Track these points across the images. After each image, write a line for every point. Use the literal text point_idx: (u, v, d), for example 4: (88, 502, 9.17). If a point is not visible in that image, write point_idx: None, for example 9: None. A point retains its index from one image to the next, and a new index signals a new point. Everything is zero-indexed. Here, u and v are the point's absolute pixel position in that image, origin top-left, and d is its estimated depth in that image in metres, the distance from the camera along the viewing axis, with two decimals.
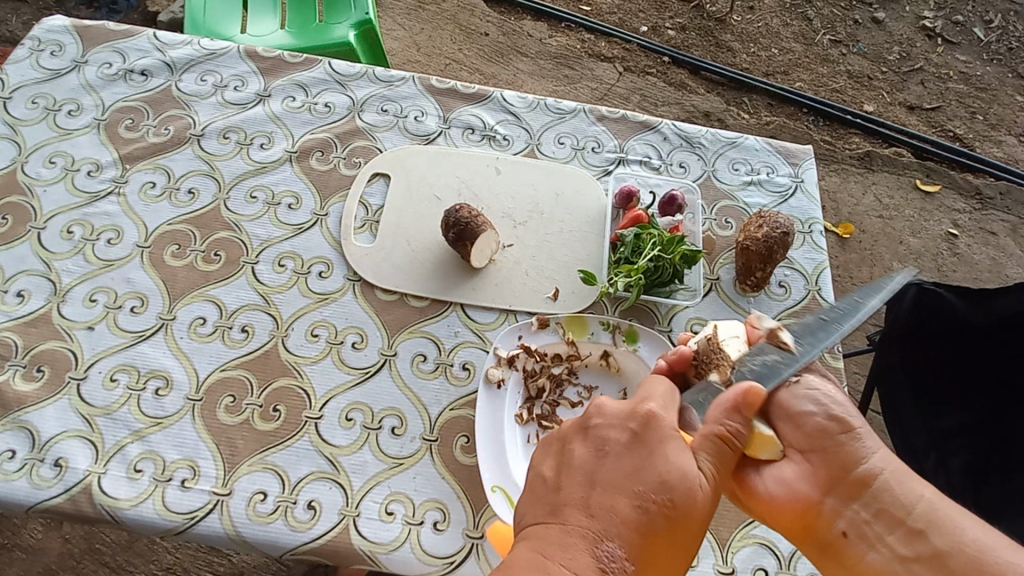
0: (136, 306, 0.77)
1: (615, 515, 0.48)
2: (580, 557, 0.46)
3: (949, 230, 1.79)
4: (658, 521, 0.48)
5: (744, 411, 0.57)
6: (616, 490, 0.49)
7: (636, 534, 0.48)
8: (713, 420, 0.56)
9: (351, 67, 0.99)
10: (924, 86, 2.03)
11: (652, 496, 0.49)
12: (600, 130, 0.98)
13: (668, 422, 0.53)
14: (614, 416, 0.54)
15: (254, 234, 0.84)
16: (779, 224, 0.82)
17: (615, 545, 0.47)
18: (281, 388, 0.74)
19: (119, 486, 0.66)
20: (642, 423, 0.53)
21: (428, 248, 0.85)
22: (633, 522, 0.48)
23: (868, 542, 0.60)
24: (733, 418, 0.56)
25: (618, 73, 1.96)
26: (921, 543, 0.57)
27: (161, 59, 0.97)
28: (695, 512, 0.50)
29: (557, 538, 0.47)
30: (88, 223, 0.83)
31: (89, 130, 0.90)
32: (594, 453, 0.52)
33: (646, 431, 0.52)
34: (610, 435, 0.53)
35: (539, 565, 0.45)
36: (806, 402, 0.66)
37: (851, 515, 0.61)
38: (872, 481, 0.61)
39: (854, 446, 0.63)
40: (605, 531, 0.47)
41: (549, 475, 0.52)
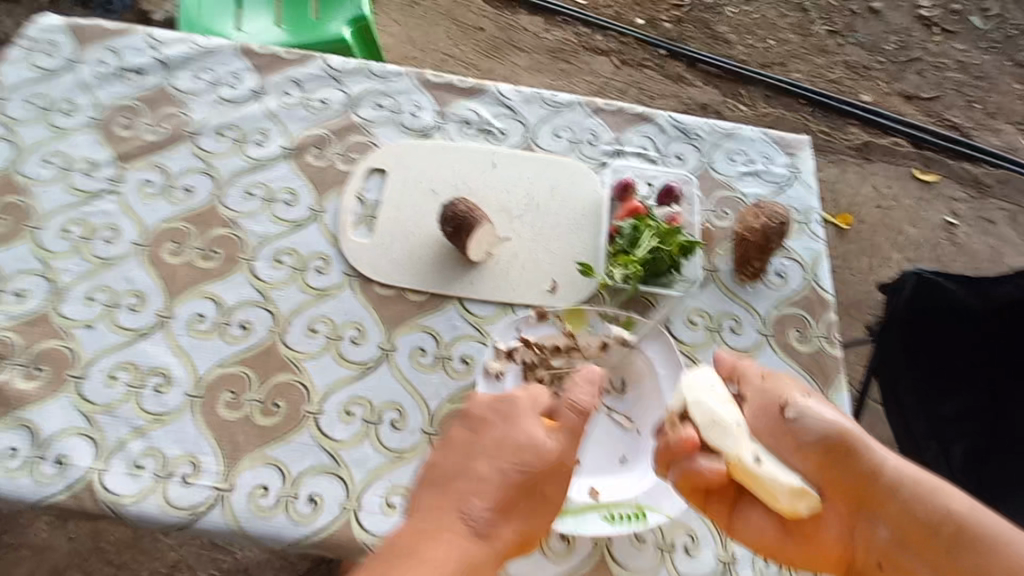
0: (136, 304, 0.77)
1: (482, 478, 0.61)
2: (452, 512, 0.60)
3: (948, 219, 1.79)
4: (514, 484, 0.62)
5: (593, 383, 0.67)
6: (483, 459, 0.62)
7: (495, 494, 0.61)
8: (569, 391, 0.66)
9: (346, 62, 0.99)
10: (922, 76, 2.02)
11: (515, 461, 0.62)
12: (597, 123, 0.98)
13: (526, 400, 0.66)
14: (486, 402, 0.66)
15: (251, 231, 0.84)
16: (777, 214, 0.83)
17: (480, 502, 0.60)
18: (281, 383, 0.74)
19: (121, 482, 0.66)
20: (508, 401, 0.66)
21: (426, 243, 0.85)
22: (493, 489, 0.61)
23: (900, 561, 0.62)
24: (582, 388, 0.66)
25: (615, 66, 1.96)
26: (945, 560, 0.60)
27: (155, 57, 0.97)
28: (553, 470, 0.63)
29: (449, 513, 0.60)
30: (86, 222, 0.83)
31: (85, 130, 0.90)
32: (468, 433, 0.65)
33: (508, 409, 0.65)
34: (483, 417, 0.65)
35: (430, 531, 0.58)
36: (806, 432, 0.66)
37: (877, 538, 0.64)
38: (891, 502, 0.64)
39: (865, 464, 0.65)
40: (474, 494, 0.61)
41: (435, 460, 0.65)
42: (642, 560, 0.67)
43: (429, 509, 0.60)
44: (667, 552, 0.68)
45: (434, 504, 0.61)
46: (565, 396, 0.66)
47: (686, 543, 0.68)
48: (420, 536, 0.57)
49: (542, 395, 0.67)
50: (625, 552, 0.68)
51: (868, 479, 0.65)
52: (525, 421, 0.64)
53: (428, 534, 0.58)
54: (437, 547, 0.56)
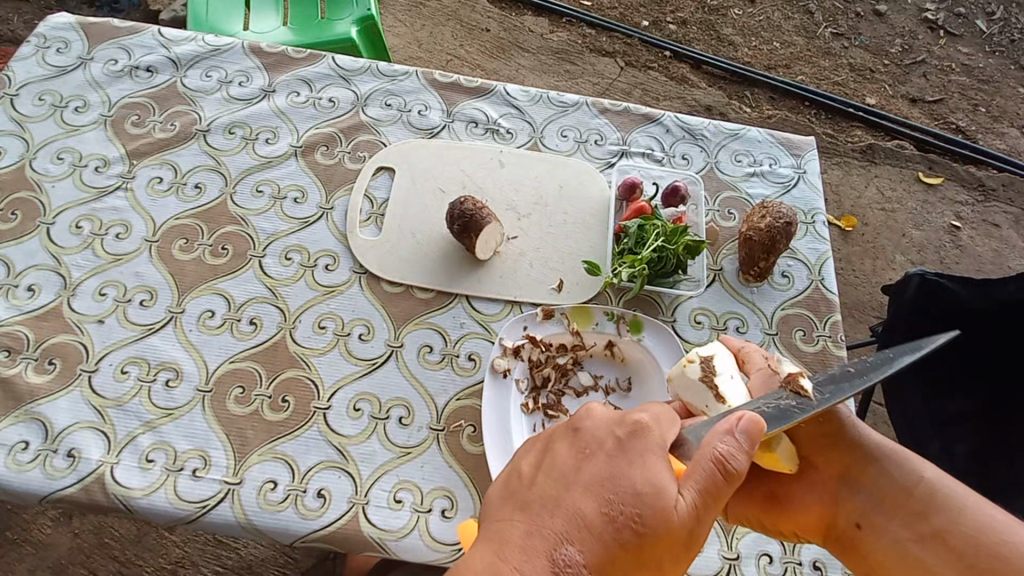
0: (146, 300, 0.78)
1: (581, 520, 0.44)
2: (535, 560, 0.42)
3: (952, 222, 1.79)
4: (625, 535, 0.44)
5: (742, 435, 0.49)
6: (587, 493, 0.45)
7: (599, 545, 0.43)
8: (707, 439, 0.49)
9: (355, 62, 1.00)
10: (926, 79, 2.02)
11: (631, 508, 0.44)
12: (603, 123, 0.99)
13: (656, 434, 0.48)
14: (608, 423, 0.50)
15: (260, 227, 0.85)
16: (782, 214, 0.83)
17: (575, 552, 0.43)
18: (289, 379, 0.74)
19: (131, 475, 0.67)
20: (629, 431, 0.48)
21: (433, 241, 0.86)
22: (596, 532, 0.43)
23: (879, 528, 0.59)
24: (726, 439, 0.49)
25: (619, 68, 1.96)
26: (923, 524, 0.57)
27: (166, 55, 0.98)
28: (673, 536, 0.45)
29: (520, 540, 0.43)
30: (97, 218, 0.84)
31: (96, 127, 0.91)
32: (575, 455, 0.48)
33: (632, 440, 0.48)
34: (596, 440, 0.48)
35: (497, 565, 0.42)
36: None
37: (860, 505, 0.61)
38: (871, 467, 0.62)
39: (850, 438, 0.63)
40: (568, 536, 0.43)
41: (524, 470, 0.49)
42: None
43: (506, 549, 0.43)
44: None
45: (511, 527, 0.44)
46: (704, 442, 0.49)
47: None
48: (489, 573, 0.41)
49: (671, 423, 0.52)
50: None
51: (849, 448, 0.63)
52: (656, 466, 0.46)
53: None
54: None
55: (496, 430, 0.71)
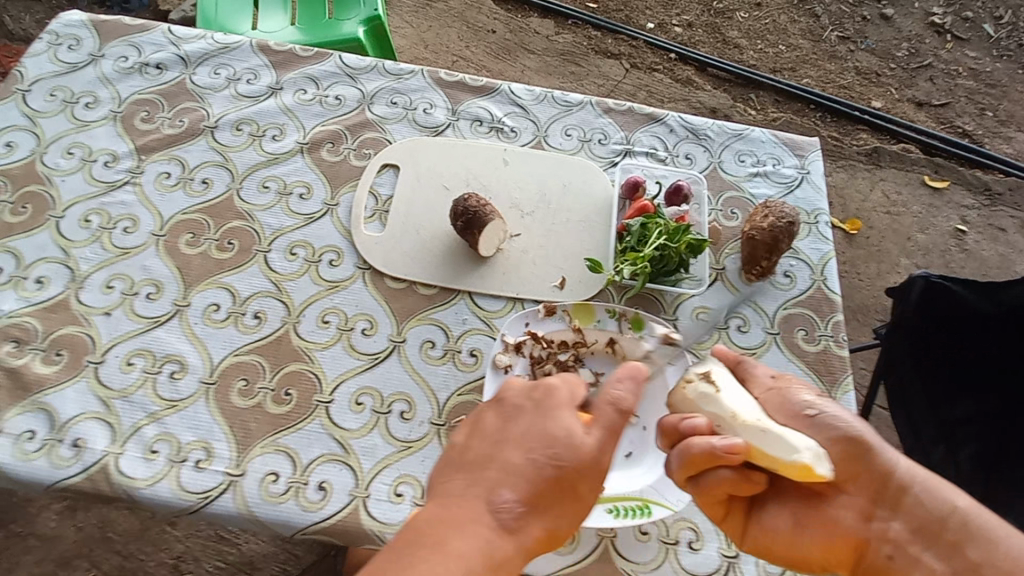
0: (152, 293, 0.79)
1: (508, 469, 0.51)
2: (477, 509, 0.50)
3: (958, 226, 1.78)
4: (547, 478, 0.51)
5: (632, 377, 0.55)
6: (512, 447, 0.53)
7: (528, 488, 0.50)
8: (606, 387, 0.55)
9: (361, 60, 1.01)
10: (932, 82, 2.02)
11: (549, 452, 0.52)
12: (607, 122, 0.99)
13: (563, 391, 0.56)
14: (519, 388, 0.57)
15: (265, 223, 0.86)
16: (785, 214, 0.83)
17: (509, 497, 0.50)
18: (292, 372, 0.75)
19: (135, 466, 0.68)
20: (543, 392, 0.56)
21: (436, 238, 0.86)
22: (523, 478, 0.51)
23: (912, 558, 0.59)
24: (621, 384, 0.55)
25: (624, 70, 1.97)
26: (957, 556, 0.57)
27: (175, 53, 0.99)
28: (588, 468, 0.52)
29: (460, 491, 0.51)
30: (105, 212, 0.85)
31: (106, 123, 0.92)
32: (500, 419, 0.55)
33: (546, 398, 0.55)
34: (518, 404, 0.56)
35: (442, 517, 0.49)
36: (826, 426, 0.63)
37: (894, 535, 0.60)
38: (904, 495, 0.61)
39: (881, 464, 0.61)
40: (502, 484, 0.51)
41: (458, 440, 0.55)
42: (646, 554, 0.68)
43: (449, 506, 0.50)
44: (670, 546, 0.68)
45: (455, 485, 0.51)
46: (603, 391, 0.55)
47: (690, 538, 0.69)
48: (438, 526, 0.48)
49: (578, 383, 0.58)
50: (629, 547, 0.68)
51: (876, 475, 0.61)
52: (563, 414, 0.54)
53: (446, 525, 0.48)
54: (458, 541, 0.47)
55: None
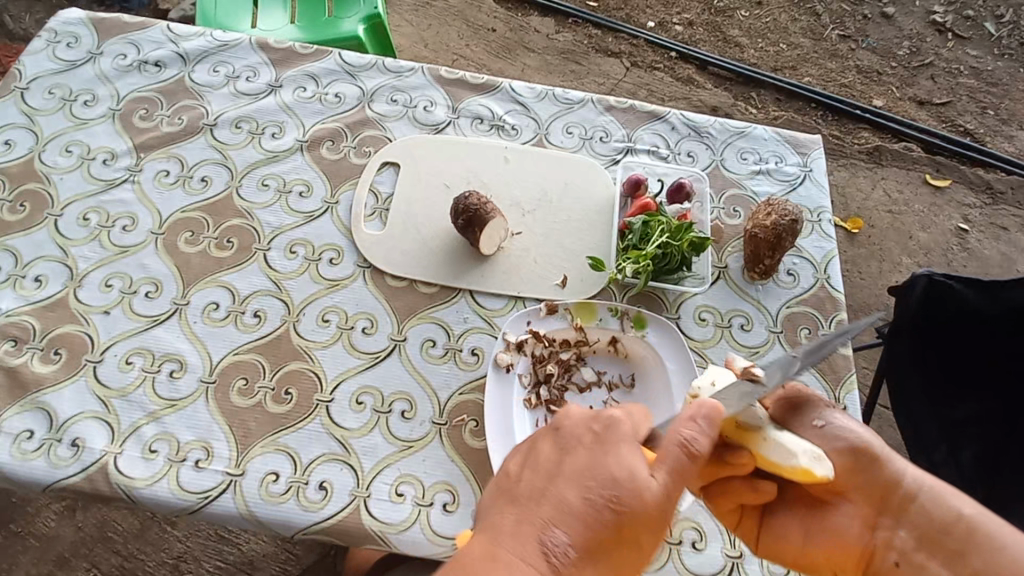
0: (151, 292, 0.79)
1: (564, 508, 0.46)
2: (525, 546, 0.45)
3: (959, 224, 1.78)
4: (604, 520, 0.46)
5: (705, 419, 0.49)
6: (569, 483, 0.48)
7: (582, 528, 0.46)
8: (673, 425, 0.49)
9: (361, 58, 1.00)
10: (934, 81, 2.01)
11: (612, 492, 0.46)
12: (608, 120, 0.99)
13: (629, 424, 0.51)
14: (580, 417, 0.52)
15: (265, 221, 0.85)
16: (788, 211, 0.83)
17: (561, 536, 0.46)
18: (292, 371, 0.75)
19: (134, 465, 0.67)
20: (604, 424, 0.51)
21: (437, 236, 0.86)
22: (581, 518, 0.46)
23: (919, 568, 0.58)
24: (690, 425, 0.49)
25: (625, 68, 1.97)
26: (961, 564, 0.56)
27: (175, 50, 0.99)
28: (648, 515, 0.47)
29: (509, 528, 0.46)
30: (104, 210, 0.84)
31: (105, 120, 0.92)
32: (556, 452, 0.50)
33: (607, 431, 0.50)
34: (576, 436, 0.51)
35: (493, 553, 0.45)
36: (830, 435, 0.62)
37: (900, 545, 0.59)
38: (910, 504, 0.60)
39: (887, 473, 0.61)
40: (553, 522, 0.46)
41: (511, 469, 0.51)
42: (649, 554, 0.67)
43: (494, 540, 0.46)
44: (674, 546, 0.68)
45: (502, 520, 0.47)
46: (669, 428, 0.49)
47: (693, 538, 0.68)
48: (482, 563, 0.44)
49: (642, 416, 0.54)
50: None
51: (881, 482, 0.61)
52: (627, 454, 0.48)
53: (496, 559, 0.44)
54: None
55: (498, 425, 0.71)
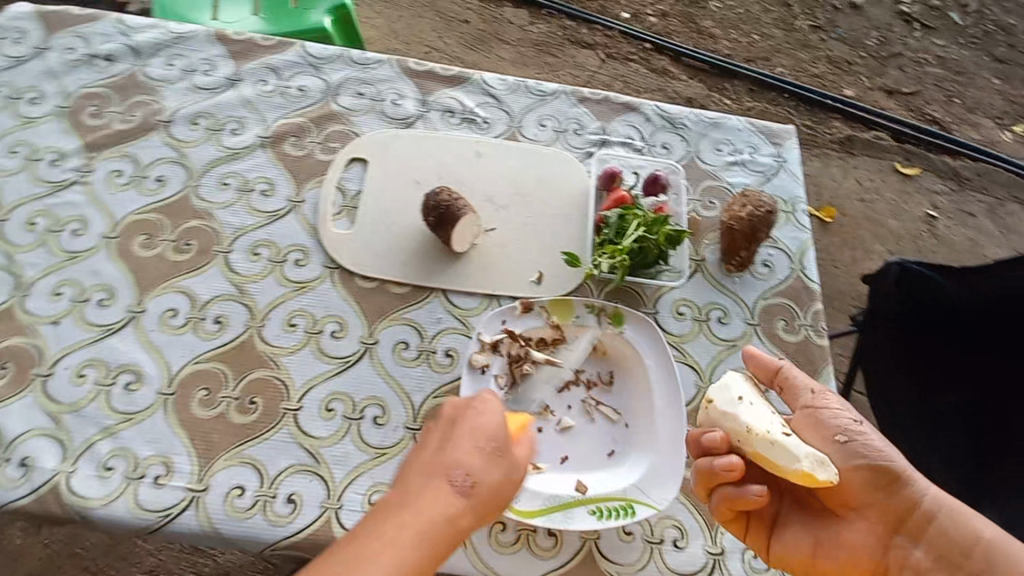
0: (105, 299, 0.74)
1: (456, 446, 0.55)
2: (427, 491, 0.52)
3: (928, 211, 1.81)
4: (487, 452, 0.55)
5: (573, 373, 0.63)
6: (460, 431, 0.57)
7: (473, 459, 0.54)
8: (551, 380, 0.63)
9: (325, 49, 0.96)
10: (902, 70, 2.04)
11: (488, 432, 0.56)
12: (582, 112, 0.97)
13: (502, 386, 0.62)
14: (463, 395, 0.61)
15: (226, 222, 0.81)
16: (763, 203, 0.82)
17: (458, 475, 0.53)
18: (257, 379, 0.71)
19: (89, 484, 0.63)
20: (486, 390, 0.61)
21: (408, 234, 0.83)
22: (469, 456, 0.55)
23: None
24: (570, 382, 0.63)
25: (600, 60, 1.95)
26: None
27: (126, 43, 0.93)
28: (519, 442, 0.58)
29: (408, 483, 0.53)
30: (52, 214, 0.80)
31: (51, 118, 0.86)
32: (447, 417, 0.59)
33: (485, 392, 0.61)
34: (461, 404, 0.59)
35: (397, 508, 0.50)
36: (849, 451, 0.63)
37: (915, 563, 0.60)
38: (928, 524, 0.60)
39: (907, 493, 0.61)
40: (449, 465, 0.54)
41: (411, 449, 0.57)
42: (631, 555, 0.66)
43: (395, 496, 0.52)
44: (655, 545, 0.67)
45: (403, 483, 0.53)
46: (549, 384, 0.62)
47: (674, 537, 0.67)
48: (389, 517, 0.49)
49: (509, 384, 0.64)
50: (613, 548, 0.66)
51: (898, 499, 0.61)
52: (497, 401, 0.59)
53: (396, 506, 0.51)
54: (418, 510, 0.50)
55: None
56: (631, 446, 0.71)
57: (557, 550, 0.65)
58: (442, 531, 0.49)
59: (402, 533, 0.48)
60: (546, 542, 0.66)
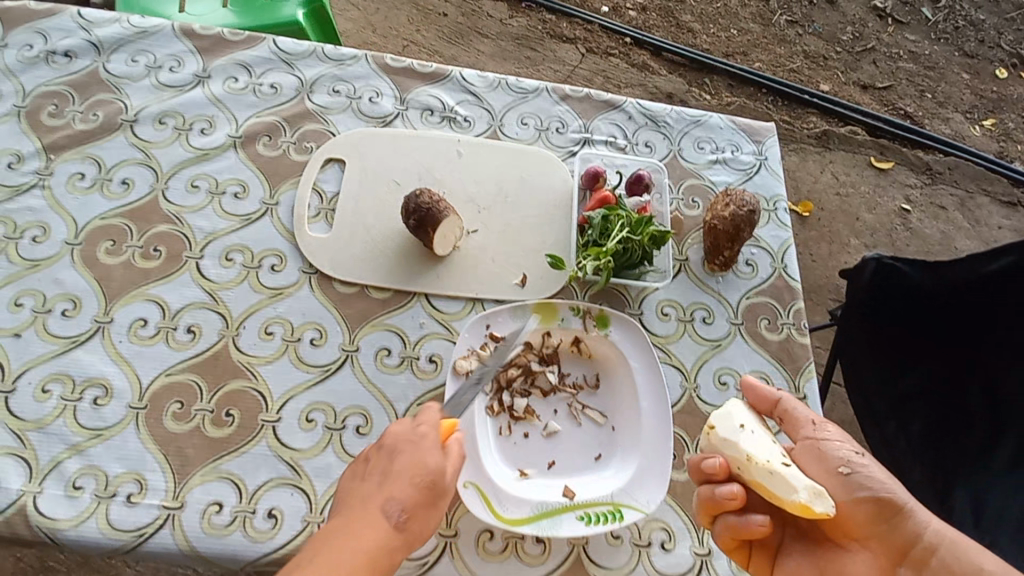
0: (68, 310, 0.71)
1: (388, 485, 0.55)
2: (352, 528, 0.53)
3: (902, 205, 1.85)
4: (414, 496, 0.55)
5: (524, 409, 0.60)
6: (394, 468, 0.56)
7: (397, 503, 0.54)
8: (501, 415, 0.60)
9: (298, 45, 0.93)
10: (876, 65, 2.08)
11: (429, 465, 0.56)
12: (564, 110, 0.96)
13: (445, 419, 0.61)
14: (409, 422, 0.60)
15: (197, 227, 0.78)
16: (746, 202, 0.82)
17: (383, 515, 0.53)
18: (233, 390, 0.69)
19: (56, 505, 0.61)
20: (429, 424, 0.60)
21: (388, 237, 0.81)
22: (396, 498, 0.54)
23: None
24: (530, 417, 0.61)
25: (581, 54, 1.93)
26: None
27: (85, 38, 0.89)
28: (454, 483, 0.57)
29: (341, 515, 0.54)
30: (9, 220, 0.75)
31: (6, 118, 0.82)
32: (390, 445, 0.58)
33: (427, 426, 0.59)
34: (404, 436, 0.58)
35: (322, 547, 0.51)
36: (853, 483, 0.60)
37: None
38: (931, 557, 0.59)
39: (909, 526, 0.60)
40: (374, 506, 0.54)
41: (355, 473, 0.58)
42: (620, 559, 0.66)
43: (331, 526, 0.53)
44: (643, 548, 0.67)
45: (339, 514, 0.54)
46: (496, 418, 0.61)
47: (662, 539, 0.67)
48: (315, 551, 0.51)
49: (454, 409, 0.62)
50: (601, 552, 0.66)
51: (899, 534, 0.60)
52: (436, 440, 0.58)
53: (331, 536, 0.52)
54: (338, 550, 0.51)
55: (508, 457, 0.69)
56: (619, 449, 0.71)
57: (545, 557, 0.65)
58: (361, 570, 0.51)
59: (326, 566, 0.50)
60: (535, 549, 0.65)
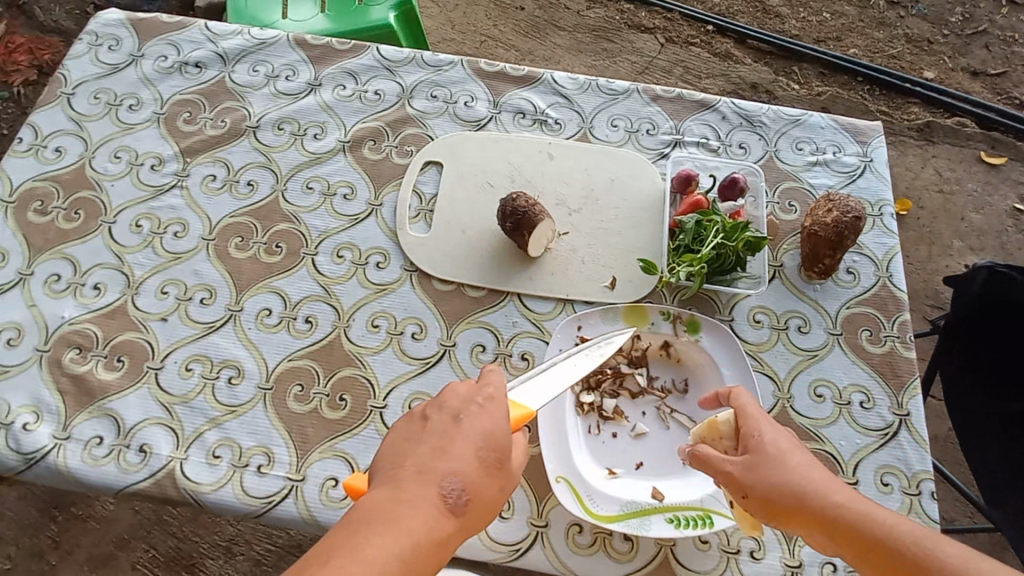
0: (205, 298, 0.80)
1: (454, 456, 0.51)
2: (423, 501, 0.48)
3: (1016, 205, 1.68)
4: (483, 466, 0.52)
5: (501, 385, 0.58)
6: (466, 443, 0.52)
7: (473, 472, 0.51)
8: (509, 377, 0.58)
9: (399, 52, 0.98)
10: (990, 50, 1.88)
11: (486, 445, 0.53)
12: (655, 111, 0.95)
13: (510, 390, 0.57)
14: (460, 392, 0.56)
15: (312, 225, 0.85)
16: (850, 208, 0.79)
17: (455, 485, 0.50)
18: (345, 377, 0.75)
19: (199, 471, 0.69)
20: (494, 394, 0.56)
21: (483, 238, 0.85)
22: (470, 469, 0.51)
23: None
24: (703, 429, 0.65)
25: (660, 44, 1.89)
26: None
27: (214, 50, 0.98)
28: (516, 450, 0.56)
29: (397, 492, 0.48)
30: (155, 216, 0.86)
31: (150, 125, 0.92)
32: (450, 417, 0.54)
33: (491, 401, 0.55)
34: (463, 409, 0.55)
35: (377, 522, 0.46)
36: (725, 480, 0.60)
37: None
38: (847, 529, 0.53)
39: (765, 490, 0.56)
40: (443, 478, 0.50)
41: (397, 451, 0.53)
42: (707, 563, 0.67)
43: (369, 508, 0.47)
44: (731, 555, 0.67)
45: (385, 495, 0.48)
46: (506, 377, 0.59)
47: (751, 547, 0.68)
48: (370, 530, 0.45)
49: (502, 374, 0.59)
50: (689, 555, 0.67)
51: (847, 521, 0.53)
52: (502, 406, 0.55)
53: (371, 519, 0.46)
54: (405, 522, 0.46)
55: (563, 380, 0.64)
56: None
57: (633, 555, 0.67)
58: (428, 547, 0.46)
59: (379, 551, 0.44)
60: (622, 547, 0.67)
